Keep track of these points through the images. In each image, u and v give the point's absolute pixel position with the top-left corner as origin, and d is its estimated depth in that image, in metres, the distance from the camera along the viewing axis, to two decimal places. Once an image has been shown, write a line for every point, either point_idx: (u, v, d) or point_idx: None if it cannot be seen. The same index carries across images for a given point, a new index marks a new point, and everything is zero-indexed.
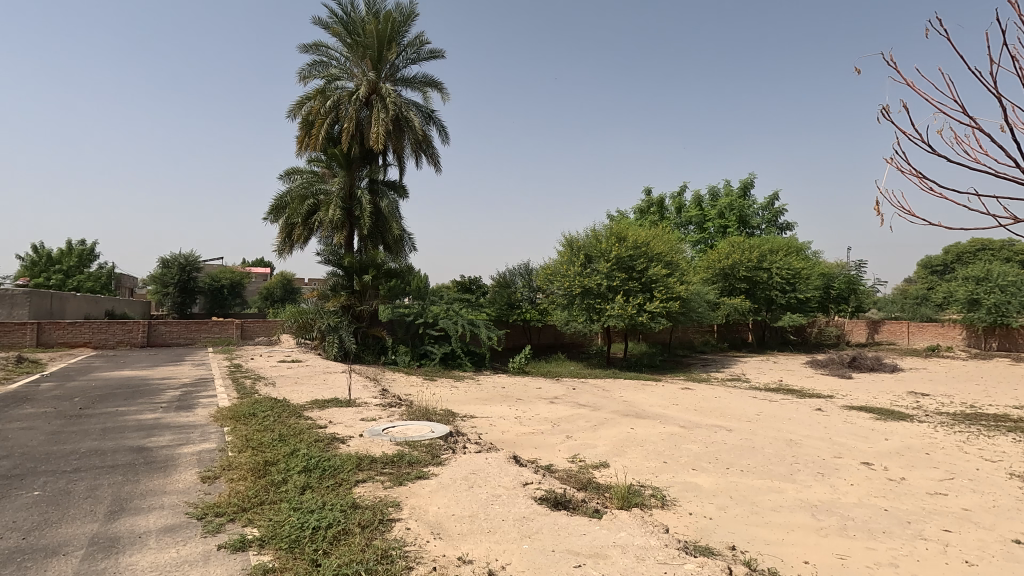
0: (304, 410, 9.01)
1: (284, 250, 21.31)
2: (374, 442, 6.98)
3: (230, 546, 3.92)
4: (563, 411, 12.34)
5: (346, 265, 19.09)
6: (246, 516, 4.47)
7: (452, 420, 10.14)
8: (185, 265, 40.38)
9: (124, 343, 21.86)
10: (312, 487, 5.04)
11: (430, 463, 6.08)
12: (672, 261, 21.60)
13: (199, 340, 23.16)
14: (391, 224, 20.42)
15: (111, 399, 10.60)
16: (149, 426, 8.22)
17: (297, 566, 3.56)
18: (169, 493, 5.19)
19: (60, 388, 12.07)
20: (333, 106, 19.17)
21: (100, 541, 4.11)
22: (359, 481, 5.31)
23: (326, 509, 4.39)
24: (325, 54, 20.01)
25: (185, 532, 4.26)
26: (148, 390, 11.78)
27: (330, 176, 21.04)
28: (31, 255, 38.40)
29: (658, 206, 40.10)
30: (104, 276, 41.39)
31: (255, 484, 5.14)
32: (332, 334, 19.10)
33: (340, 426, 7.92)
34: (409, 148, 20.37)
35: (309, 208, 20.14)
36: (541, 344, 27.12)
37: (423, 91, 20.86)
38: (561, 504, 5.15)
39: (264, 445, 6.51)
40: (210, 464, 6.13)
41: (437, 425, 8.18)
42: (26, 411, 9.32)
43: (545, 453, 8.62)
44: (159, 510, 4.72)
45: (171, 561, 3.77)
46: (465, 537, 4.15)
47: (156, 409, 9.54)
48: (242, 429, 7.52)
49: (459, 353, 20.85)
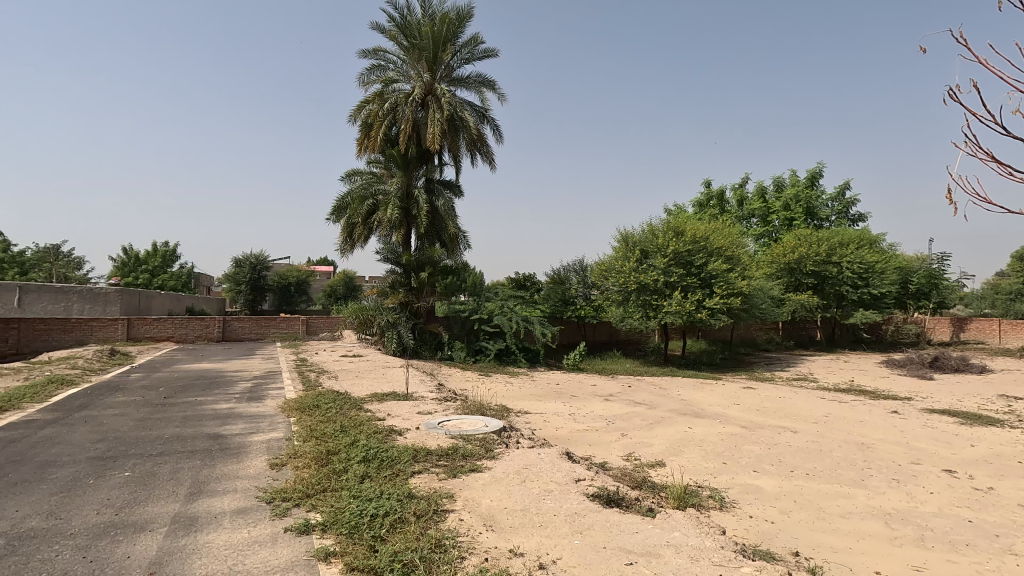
0: (364, 402, 9.31)
1: (346, 249, 22.07)
2: (429, 435, 7.17)
3: (296, 529, 4.15)
4: (618, 409, 12.18)
5: (404, 263, 19.67)
6: (310, 502, 4.71)
7: (507, 416, 10.22)
8: (256, 264, 42.87)
9: (202, 338, 23.47)
10: (371, 477, 5.24)
11: (483, 457, 6.17)
12: (733, 255, 20.87)
13: (269, 335, 24.59)
14: (447, 222, 20.89)
15: (190, 390, 11.38)
16: (224, 415, 8.78)
17: (357, 551, 3.72)
18: (241, 478, 5.54)
19: (147, 379, 13.05)
20: (391, 108, 19.76)
21: (182, 519, 4.45)
22: (415, 472, 5.48)
23: (384, 497, 4.55)
24: (383, 58, 20.62)
25: (255, 514, 4.54)
26: (222, 382, 12.57)
27: (389, 177, 21.64)
28: (122, 257, 41.95)
29: (717, 199, 38.91)
30: (184, 275, 44.49)
31: (318, 472, 5.41)
32: (391, 330, 19.67)
33: (398, 419, 8.17)
34: (464, 148, 20.72)
35: (369, 208, 20.78)
36: (596, 341, 26.83)
37: (478, 91, 21.13)
38: (614, 502, 5.10)
39: (327, 436, 6.82)
40: (278, 452, 6.48)
41: (492, 420, 8.27)
42: (118, 399, 10.16)
43: (599, 451, 8.57)
44: (232, 493, 5.05)
45: (243, 541, 4.02)
46: (518, 530, 4.20)
47: (230, 400, 10.18)
48: (307, 420, 7.91)
49: (514, 349, 21.04)
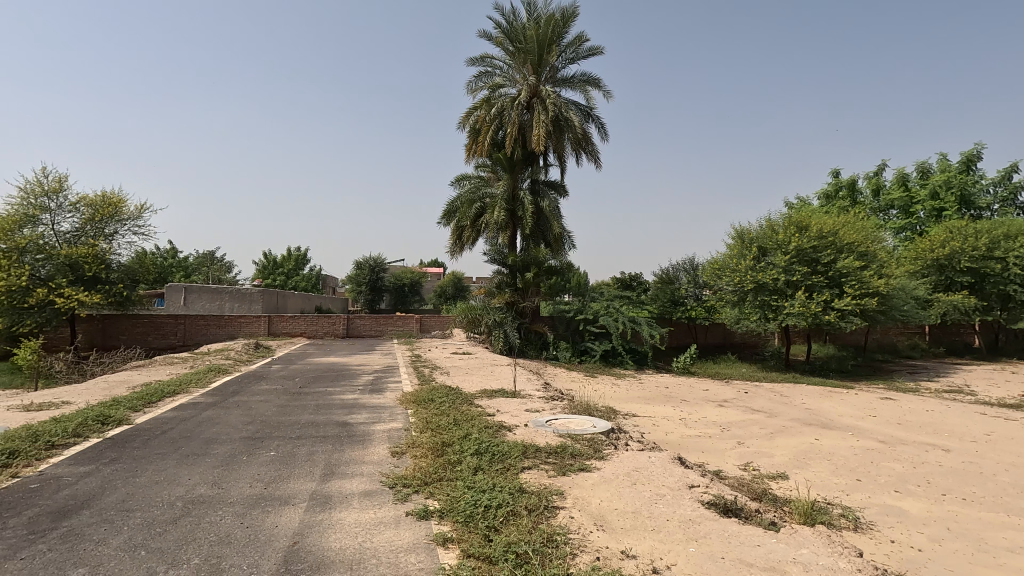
0: (474, 398, 9.68)
1: (455, 251, 23.01)
2: (538, 432, 7.29)
3: (417, 514, 4.42)
4: (734, 416, 11.52)
5: (510, 264, 20.10)
6: (428, 489, 5.00)
7: (614, 417, 10.08)
8: (374, 266, 46.12)
9: (329, 334, 25.70)
10: (483, 469, 5.43)
11: (592, 457, 6.15)
12: (867, 251, 18.88)
13: (386, 332, 26.33)
14: (552, 223, 21.04)
15: (321, 381, 12.54)
16: (350, 404, 9.57)
17: (472, 538, 3.89)
18: (367, 463, 6.01)
19: (285, 370, 14.57)
20: (498, 113, 20.28)
21: (318, 497, 4.93)
22: (525, 468, 5.60)
23: (496, 490, 4.70)
24: (490, 64, 21.23)
25: (380, 497, 4.91)
26: (348, 375, 13.69)
27: (495, 180, 22.23)
28: (263, 261, 47.16)
29: (848, 189, 35.31)
30: (314, 277, 49.00)
31: (435, 462, 5.72)
32: (498, 329, 20.18)
33: (507, 415, 8.39)
34: (569, 148, 20.76)
35: (477, 211, 21.48)
36: (708, 344, 25.56)
37: (583, 90, 21.06)
38: (732, 512, 4.84)
39: (442, 428, 7.19)
40: (398, 441, 6.94)
41: (599, 421, 8.21)
42: (263, 387, 11.47)
43: (713, 459, 8.17)
44: (359, 476, 5.50)
45: (372, 521, 4.37)
46: (629, 532, 4.15)
47: (355, 391, 11.07)
48: (423, 413, 8.39)
49: (620, 351, 20.67)
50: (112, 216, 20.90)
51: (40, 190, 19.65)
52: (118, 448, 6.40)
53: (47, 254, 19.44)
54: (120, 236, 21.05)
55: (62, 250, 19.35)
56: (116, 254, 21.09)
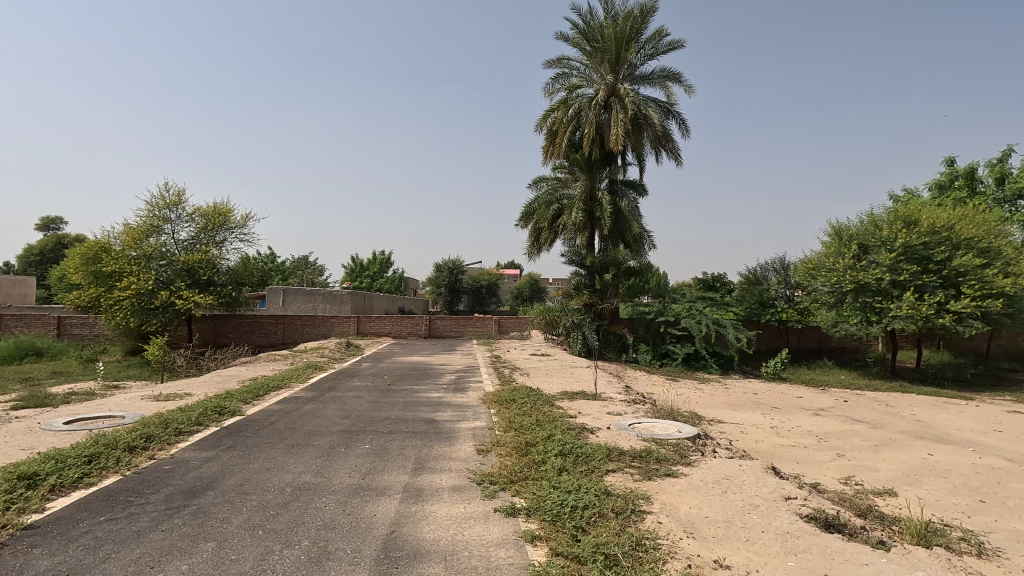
0: (555, 399, 9.73)
1: (533, 253, 23.17)
2: (621, 435, 7.22)
3: (505, 510, 4.54)
4: (832, 426, 10.78)
5: (588, 265, 19.96)
6: (514, 487, 5.11)
7: (700, 423, 9.76)
8: (453, 269, 47.44)
9: (413, 334, 26.73)
10: (568, 470, 5.48)
11: (679, 462, 6.01)
12: (989, 247, 16.99)
13: (467, 333, 27.00)
14: (631, 223, 20.66)
15: (408, 379, 13.11)
16: (436, 402, 9.94)
17: (560, 538, 3.95)
18: (454, 459, 6.24)
19: (374, 368, 15.37)
20: (575, 114, 20.22)
21: (411, 489, 5.19)
22: (610, 471, 5.58)
23: (582, 491, 4.73)
24: (567, 65, 21.21)
25: (469, 492, 5.08)
26: (432, 374, 14.21)
27: (573, 181, 22.16)
28: (351, 264, 49.89)
29: (967, 177, 31.87)
30: (397, 279, 51.16)
31: (520, 461, 5.84)
32: (576, 331, 20.10)
33: (588, 417, 8.38)
34: (649, 146, 20.32)
35: (554, 213, 21.50)
36: (801, 348, 24.02)
37: (663, 86, 20.53)
38: (835, 527, 4.57)
39: (525, 428, 7.30)
40: (483, 439, 7.13)
41: (685, 426, 8.00)
42: (355, 384, 12.17)
43: (810, 470, 7.71)
44: (448, 472, 5.72)
45: (462, 515, 4.54)
46: (722, 541, 4.04)
47: (440, 390, 11.48)
48: (506, 412, 8.55)
49: (703, 354, 19.90)
50: (222, 224, 22.96)
51: (163, 203, 21.95)
52: (234, 436, 7.05)
53: (169, 260, 21.68)
54: (228, 242, 23.07)
55: (182, 257, 21.51)
56: (225, 259, 23.12)
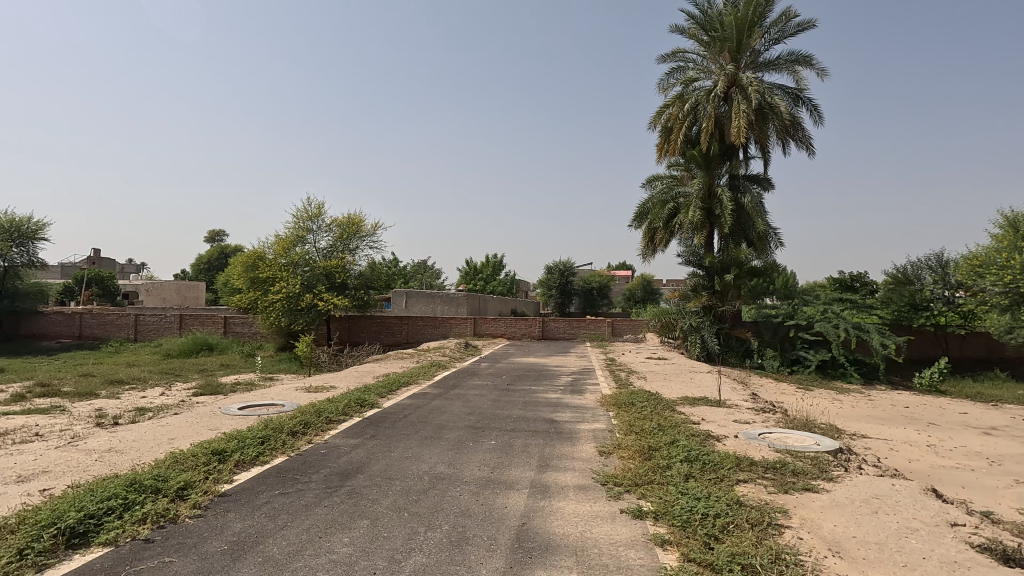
0: (676, 405, 9.49)
1: (647, 254, 22.62)
2: (750, 445, 6.89)
3: (632, 512, 4.57)
4: (1008, 448, 9.35)
5: (707, 266, 19.09)
6: (640, 490, 5.11)
7: (840, 436, 8.98)
8: (564, 271, 47.93)
9: (526, 336, 27.31)
10: (695, 477, 5.35)
11: (819, 477, 5.61)
12: None
13: (579, 335, 27.04)
14: (755, 219, 19.40)
15: (526, 380, 13.47)
16: (554, 403, 10.13)
17: (691, 544, 3.91)
18: (577, 459, 6.37)
19: (492, 368, 15.99)
20: (692, 108, 19.45)
21: (537, 485, 5.40)
22: (741, 480, 5.36)
23: (712, 499, 4.62)
24: (683, 58, 20.47)
25: (594, 492, 5.18)
26: (548, 375, 14.47)
27: (690, 178, 21.32)
28: (466, 268, 52.14)
29: None
30: (510, 282, 52.55)
31: (644, 465, 5.81)
32: (694, 334, 19.29)
33: (713, 425, 8.08)
34: (775, 137, 18.98)
35: (670, 212, 20.80)
36: (964, 358, 20.97)
37: (792, 71, 19.07)
38: (1014, 562, 4.03)
39: (646, 432, 7.23)
40: (604, 441, 7.17)
41: (823, 439, 7.42)
42: (476, 383, 12.76)
43: (979, 496, 6.77)
44: (572, 471, 5.85)
45: (589, 513, 4.65)
46: (874, 564, 3.74)
47: (557, 391, 11.68)
48: (626, 416, 8.51)
49: (842, 362, 18.10)
50: (355, 233, 25.16)
51: (307, 215, 24.55)
52: (375, 426, 7.77)
53: (311, 266, 24.19)
54: (360, 249, 25.21)
55: (322, 264, 23.91)
56: (357, 265, 25.29)
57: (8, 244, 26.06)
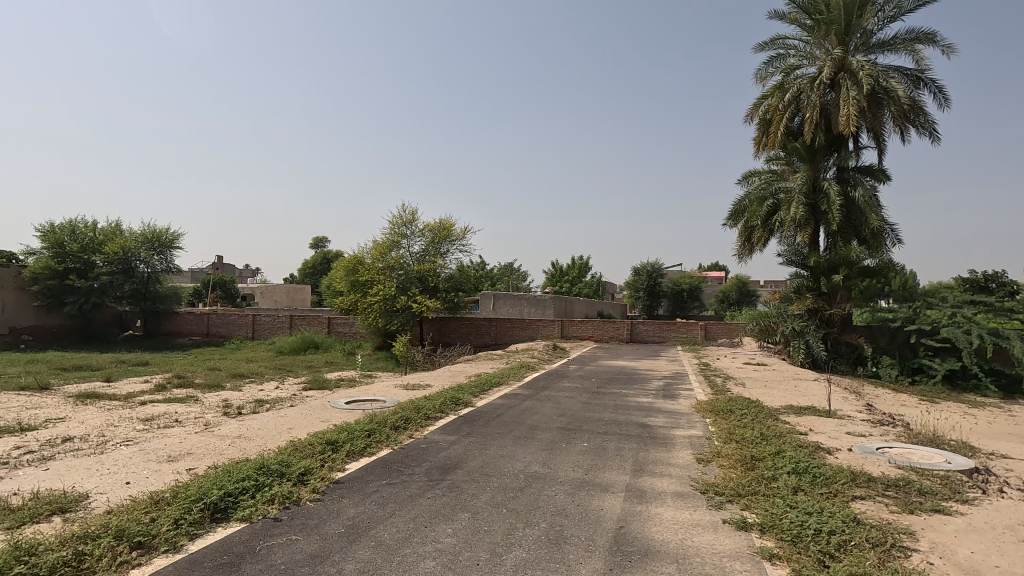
0: (780, 413, 8.96)
1: (744, 254, 21.48)
2: (867, 459, 6.36)
3: (735, 523, 4.40)
4: None
5: (811, 266, 17.85)
6: (743, 500, 4.91)
7: (976, 455, 8.03)
8: (652, 272, 46.68)
9: (614, 338, 26.89)
10: (805, 490, 5.04)
11: (951, 499, 5.07)
12: None
13: (670, 338, 26.21)
14: (868, 215, 17.80)
15: (616, 383, 13.29)
16: (647, 408, 9.93)
17: (803, 560, 3.71)
18: (674, 465, 6.21)
19: (581, 370, 15.93)
20: (794, 98, 18.24)
21: (634, 490, 5.34)
22: (858, 497, 4.98)
23: (826, 515, 4.34)
24: (783, 45, 19.26)
25: (694, 500, 5.04)
26: (639, 379, 14.18)
27: (791, 172, 19.99)
28: (552, 270, 52.29)
29: None
30: (596, 284, 52.01)
31: (746, 475, 5.56)
32: (798, 339, 18.04)
33: (823, 436, 7.54)
34: (891, 124, 17.33)
35: (769, 209, 19.61)
36: None
37: (910, 50, 17.34)
38: None
39: (748, 441, 6.89)
40: (702, 449, 6.93)
41: (955, 456, 6.69)
42: (566, 385, 12.78)
43: None
44: (669, 477, 5.72)
45: (689, 522, 4.53)
46: None
47: (649, 395, 11.42)
48: (724, 423, 8.16)
49: (976, 372, 15.96)
50: (446, 237, 26.09)
51: (402, 221, 25.82)
52: (470, 425, 8.03)
53: (405, 269, 25.36)
54: (451, 253, 26.08)
55: (416, 267, 25.01)
56: (448, 268, 26.20)
57: (151, 253, 29.70)
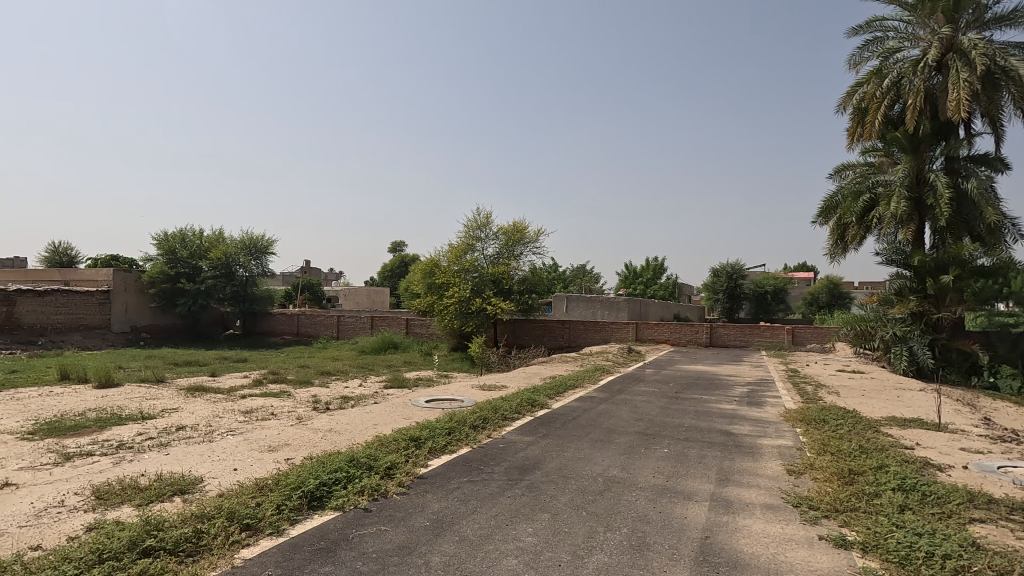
0: (881, 425, 8.29)
1: (836, 254, 20.08)
2: (987, 479, 5.75)
3: (833, 540, 4.13)
4: None
5: (915, 266, 16.43)
6: (841, 517, 4.59)
7: None
8: (732, 273, 44.75)
9: (693, 342, 25.98)
10: (913, 509, 4.64)
11: None
12: None
13: (753, 343, 24.96)
14: (983, 208, 16.06)
15: (696, 388, 12.83)
16: (730, 415, 9.52)
17: None
18: (762, 476, 5.91)
19: (658, 375, 15.52)
20: (893, 84, 16.84)
21: (719, 500, 5.14)
22: (977, 520, 4.51)
23: (939, 537, 3.98)
24: (880, 28, 17.84)
25: (785, 514, 4.78)
26: (721, 384, 13.61)
27: (891, 165, 18.46)
28: (626, 272, 51.36)
29: None
30: (671, 286, 50.50)
31: (844, 489, 5.20)
32: (900, 345, 16.57)
33: (933, 451, 6.90)
34: (1010, 107, 15.58)
35: (866, 205, 18.21)
36: None
37: None
38: None
39: (845, 454, 6.44)
40: (793, 460, 6.55)
41: None
42: (643, 389, 12.50)
43: None
44: (757, 488, 5.46)
45: (781, 535, 4.31)
46: None
47: (732, 402, 10.94)
48: (817, 433, 7.67)
49: None
50: (519, 240, 26.34)
51: (476, 225, 26.34)
52: (547, 426, 8.06)
53: (480, 272, 25.84)
54: (524, 255, 26.28)
55: (490, 269, 25.41)
56: (521, 270, 26.43)
57: (249, 258, 32.23)
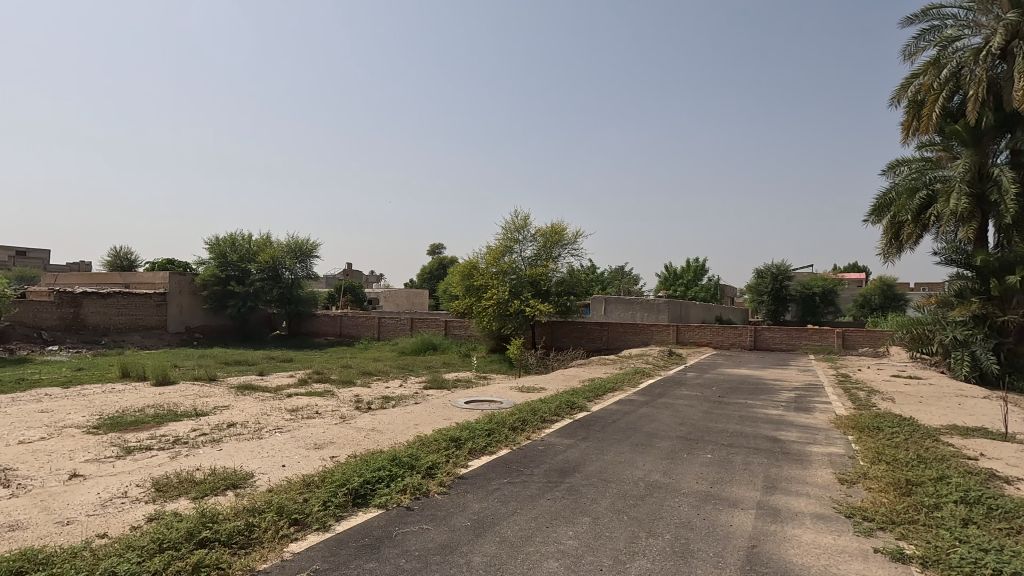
0: (941, 434, 7.87)
1: (890, 254, 19.22)
2: None
3: (890, 553, 3.94)
4: None
5: (978, 265, 15.66)
6: (898, 529, 4.39)
7: None
8: (778, 274, 43.47)
9: (736, 345, 25.31)
10: (978, 524, 4.38)
11: None
12: None
13: (800, 346, 24.12)
14: None
15: (740, 393, 12.49)
16: (776, 420, 9.22)
17: None
18: (812, 484, 5.71)
19: (700, 378, 15.19)
20: (952, 74, 15.98)
21: (766, 508, 4.98)
22: None
23: (1007, 554, 3.74)
24: (938, 16, 16.97)
25: (838, 524, 4.59)
26: (766, 389, 13.19)
27: (950, 159, 17.53)
28: (666, 273, 50.46)
29: None
30: (713, 288, 49.35)
31: (902, 501, 4.95)
32: (960, 350, 15.66)
33: (999, 462, 6.50)
34: None
35: (922, 202, 17.34)
36: None
37: None
38: None
39: (901, 463, 6.13)
40: (845, 468, 6.28)
41: None
42: (684, 392, 12.25)
43: None
44: (807, 497, 5.26)
45: (833, 547, 4.15)
46: None
47: (778, 407, 10.59)
48: (870, 441, 7.33)
49: None
50: (557, 241, 26.25)
51: (514, 226, 26.41)
52: (587, 429, 7.99)
53: (518, 273, 25.89)
54: (562, 256, 26.19)
55: (528, 271, 25.43)
56: (559, 271, 26.34)
57: (294, 260, 33.29)
